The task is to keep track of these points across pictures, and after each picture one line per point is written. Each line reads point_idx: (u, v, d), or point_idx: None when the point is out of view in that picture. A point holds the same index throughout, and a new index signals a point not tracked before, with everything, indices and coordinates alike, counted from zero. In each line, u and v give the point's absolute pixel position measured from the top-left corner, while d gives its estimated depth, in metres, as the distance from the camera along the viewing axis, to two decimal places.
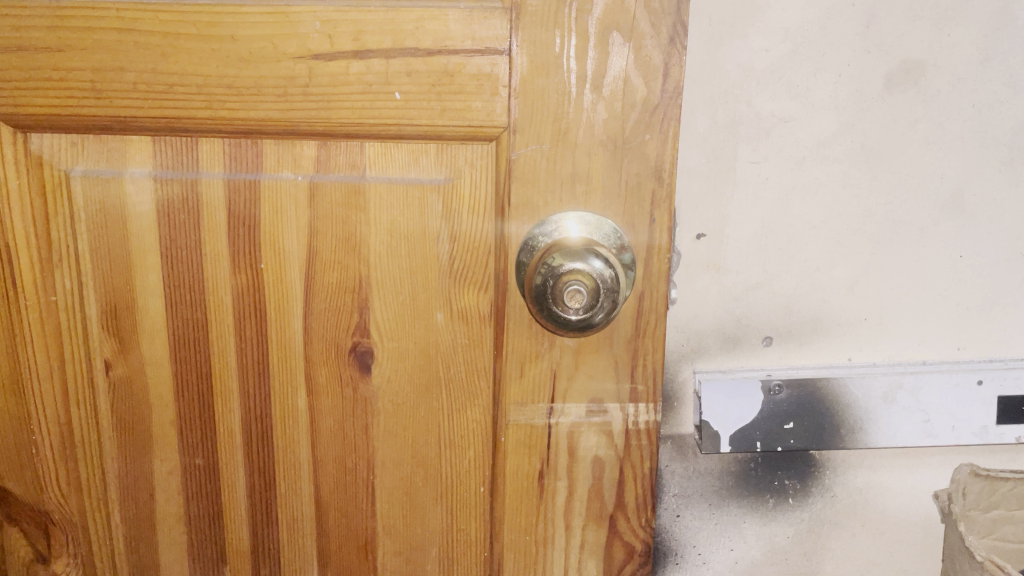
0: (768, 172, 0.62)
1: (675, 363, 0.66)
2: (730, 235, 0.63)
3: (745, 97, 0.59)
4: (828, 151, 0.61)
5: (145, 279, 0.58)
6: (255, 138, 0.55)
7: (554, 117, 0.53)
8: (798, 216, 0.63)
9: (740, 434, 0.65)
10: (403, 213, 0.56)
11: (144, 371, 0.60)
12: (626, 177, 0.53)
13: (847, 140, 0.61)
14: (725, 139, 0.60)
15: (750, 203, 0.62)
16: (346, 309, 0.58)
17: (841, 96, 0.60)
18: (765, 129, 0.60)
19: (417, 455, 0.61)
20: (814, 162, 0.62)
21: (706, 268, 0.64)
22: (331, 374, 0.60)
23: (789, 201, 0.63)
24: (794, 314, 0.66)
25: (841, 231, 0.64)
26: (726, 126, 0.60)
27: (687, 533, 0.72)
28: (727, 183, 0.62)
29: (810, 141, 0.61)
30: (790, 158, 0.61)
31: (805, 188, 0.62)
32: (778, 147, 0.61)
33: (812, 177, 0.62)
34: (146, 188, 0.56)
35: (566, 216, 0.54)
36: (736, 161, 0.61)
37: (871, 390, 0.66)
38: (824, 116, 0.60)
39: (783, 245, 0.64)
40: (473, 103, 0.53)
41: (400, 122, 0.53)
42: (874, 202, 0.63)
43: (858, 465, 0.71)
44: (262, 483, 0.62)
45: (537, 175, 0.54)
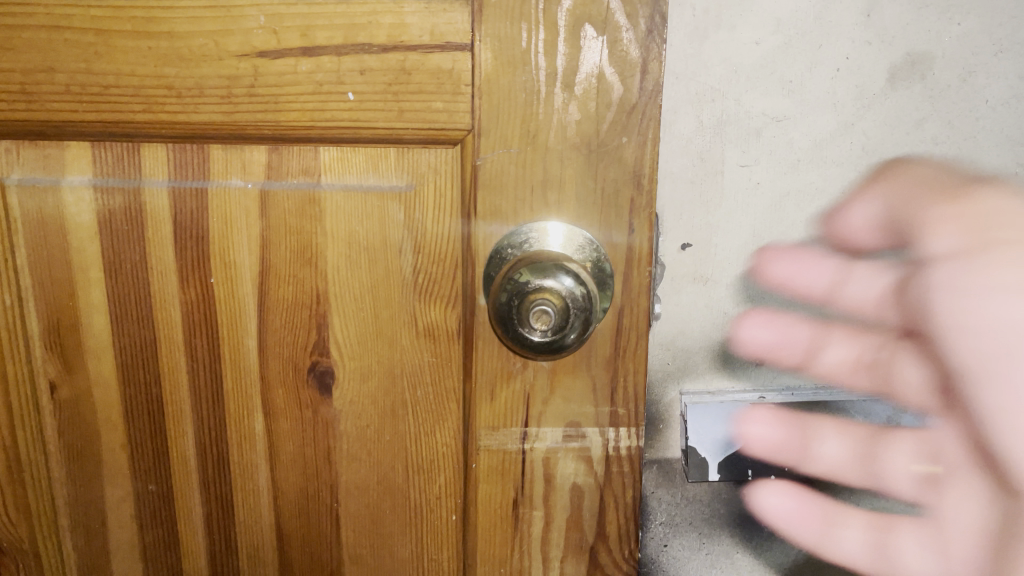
0: (760, 175, 0.57)
1: (663, 382, 0.64)
2: (719, 244, 0.59)
3: (733, 95, 0.55)
4: (827, 152, 0.57)
5: (89, 294, 0.54)
6: (199, 143, 0.51)
7: (522, 119, 0.48)
8: (792, 221, 0.59)
9: (729, 460, 0.63)
10: (363, 222, 0.52)
11: (91, 392, 0.56)
12: (602, 184, 0.49)
13: (847, 141, 0.57)
14: (713, 140, 0.56)
15: (740, 210, 0.58)
16: (303, 326, 0.54)
17: (840, 92, 0.55)
18: (755, 129, 0.56)
19: (383, 481, 0.57)
20: (810, 165, 0.57)
21: (695, 279, 0.60)
22: (290, 396, 0.55)
23: (783, 207, 0.59)
24: (790, 329, 0.61)
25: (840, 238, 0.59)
26: (713, 125, 0.55)
27: (676, 562, 0.70)
28: (715, 186, 0.57)
29: (806, 141, 0.57)
30: (783, 161, 0.57)
31: (800, 194, 0.58)
32: (770, 150, 0.57)
33: (808, 181, 0.58)
34: (85, 198, 0.52)
35: (541, 227, 0.50)
36: (725, 164, 0.57)
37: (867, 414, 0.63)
38: (822, 115, 0.56)
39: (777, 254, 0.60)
40: (434, 104, 0.48)
41: (355, 124, 0.49)
42: (876, 209, 0.59)
43: (861, 491, 0.66)
44: (220, 510, 0.58)
45: (504, 182, 0.49)
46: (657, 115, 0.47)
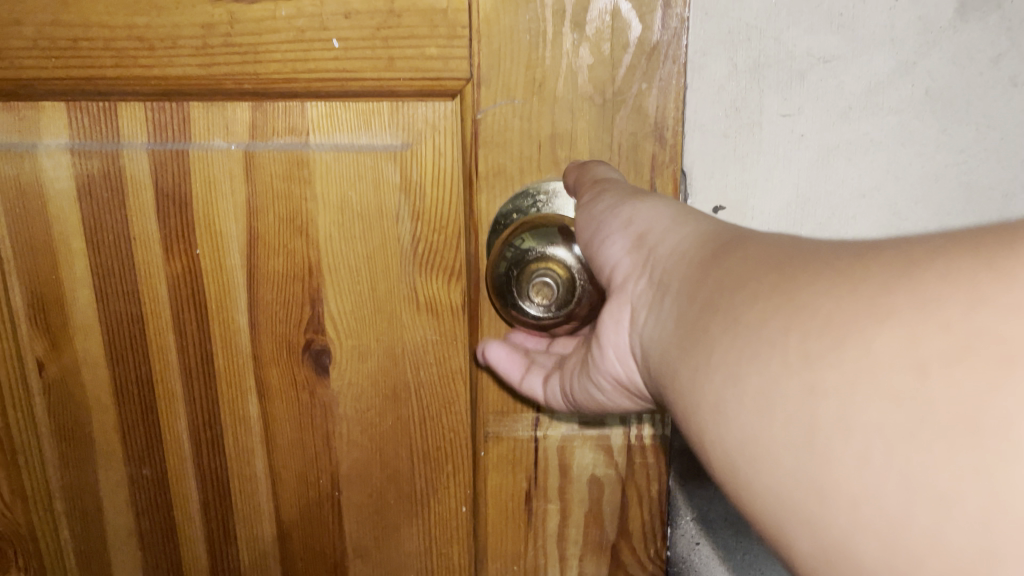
0: (805, 127, 0.41)
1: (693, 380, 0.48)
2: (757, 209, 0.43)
3: (774, 31, 0.40)
4: (882, 98, 0.41)
5: (71, 267, 0.51)
6: (178, 100, 0.46)
7: (527, 64, 0.42)
8: (840, 181, 0.42)
9: None
10: (355, 186, 0.47)
11: (80, 371, 0.53)
12: (619, 138, 0.43)
13: (907, 84, 0.41)
14: (747, 89, 0.41)
15: (780, 168, 0.42)
16: (296, 301, 0.49)
17: (900, 26, 0.40)
18: (797, 72, 0.40)
19: (388, 468, 0.52)
20: (863, 113, 0.41)
21: None
22: (284, 377, 0.51)
23: (831, 166, 0.42)
24: None
25: (901, 200, 0.43)
26: (748, 71, 0.40)
27: None
28: (751, 143, 0.42)
29: (859, 85, 0.41)
30: (831, 108, 0.41)
31: (852, 148, 0.42)
32: (817, 94, 0.41)
33: (862, 132, 0.42)
34: (62, 162, 0.49)
35: (551, 189, 0.44)
36: (762, 114, 0.41)
37: None
38: (877, 53, 0.40)
39: (824, 218, 0.43)
40: (428, 50, 0.43)
41: (342, 76, 0.44)
42: (942, 163, 0.42)
43: None
44: (217, 497, 0.54)
45: (508, 138, 0.43)
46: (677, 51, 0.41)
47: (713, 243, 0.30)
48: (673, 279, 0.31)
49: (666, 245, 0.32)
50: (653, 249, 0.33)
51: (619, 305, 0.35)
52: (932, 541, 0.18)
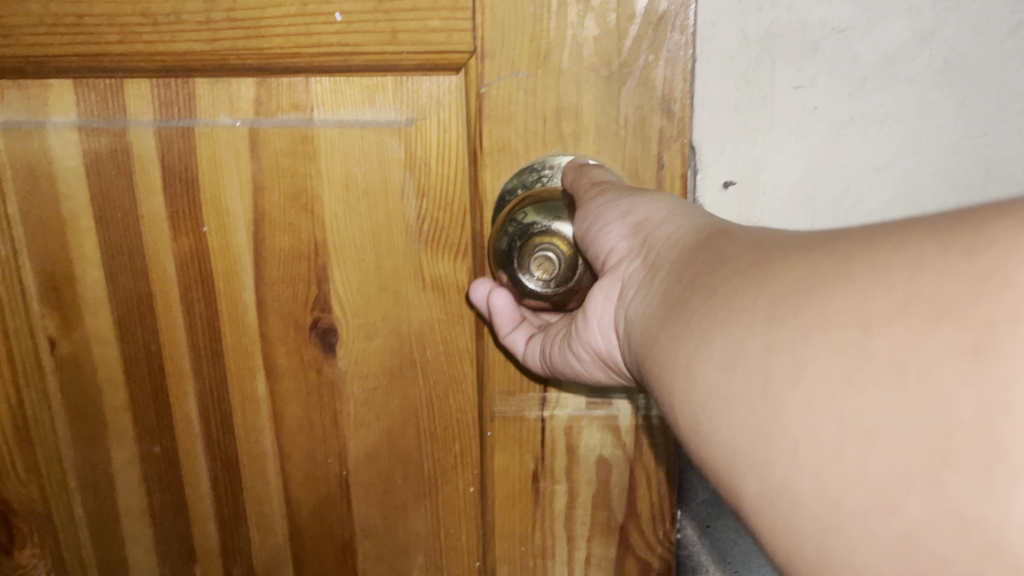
0: (817, 98, 0.40)
1: None
2: (769, 183, 0.41)
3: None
4: (899, 69, 0.39)
5: (81, 245, 0.51)
6: (183, 76, 0.46)
7: (531, 37, 0.41)
8: (854, 155, 0.40)
9: None
10: (360, 162, 0.46)
11: (91, 349, 0.53)
12: (626, 112, 0.42)
13: (925, 53, 0.38)
14: (758, 59, 0.39)
15: (791, 142, 0.40)
16: (303, 279, 0.49)
17: None
18: (809, 42, 0.39)
19: (395, 448, 0.52)
20: (879, 84, 0.39)
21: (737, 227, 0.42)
22: (292, 355, 0.51)
23: (845, 139, 0.40)
24: None
25: (917, 176, 0.41)
26: (759, 41, 0.39)
27: None
28: (762, 115, 0.40)
29: (875, 55, 0.39)
30: (844, 79, 0.39)
31: (867, 121, 0.40)
32: (831, 65, 0.39)
33: (877, 105, 0.39)
34: (70, 140, 0.49)
35: (556, 164, 0.43)
36: (774, 86, 0.39)
37: None
38: (894, 20, 0.38)
39: (837, 194, 0.41)
40: (431, 22, 0.42)
41: (345, 50, 0.43)
42: (961, 136, 0.40)
43: None
44: (227, 475, 0.55)
45: (512, 112, 0.43)
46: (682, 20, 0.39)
47: (708, 231, 0.31)
48: (667, 261, 0.32)
49: (662, 232, 0.33)
50: (648, 235, 0.34)
51: (609, 282, 0.35)
52: (856, 475, 0.19)
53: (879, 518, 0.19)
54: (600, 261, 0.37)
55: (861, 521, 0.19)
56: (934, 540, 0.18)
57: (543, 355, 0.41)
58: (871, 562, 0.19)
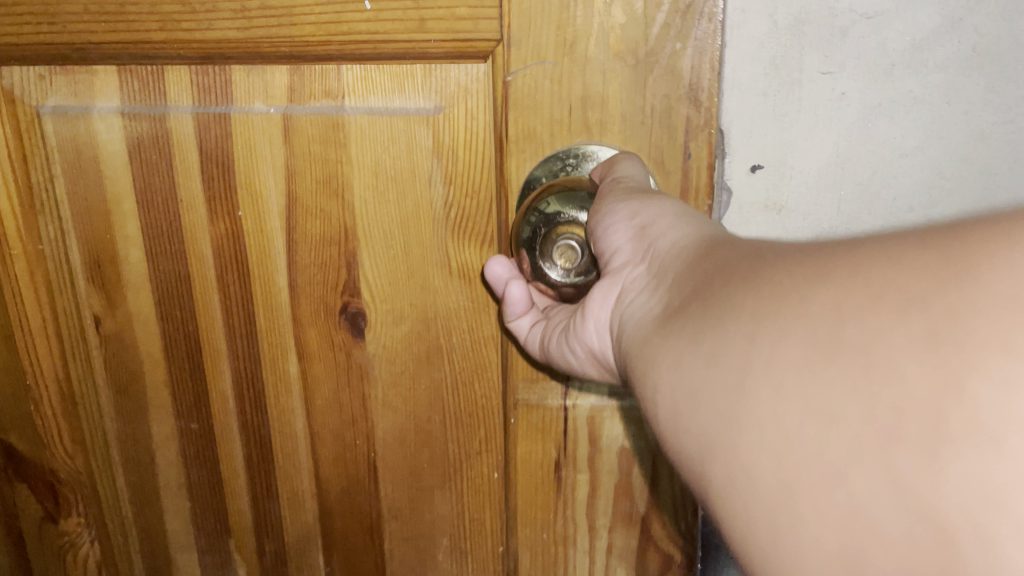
0: (846, 83, 0.38)
1: None
2: (796, 168, 0.40)
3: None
4: (926, 55, 0.38)
5: (124, 227, 0.53)
6: (220, 63, 0.47)
7: (557, 26, 0.41)
8: (880, 139, 0.39)
9: None
10: (389, 149, 0.47)
11: (133, 327, 0.55)
12: (651, 102, 0.41)
13: (956, 38, 0.37)
14: (786, 45, 0.38)
15: (818, 128, 0.39)
16: (333, 263, 0.50)
17: None
18: (838, 27, 0.38)
19: (421, 431, 0.52)
20: (910, 69, 0.38)
21: (765, 208, 0.41)
22: (322, 338, 0.52)
23: (872, 125, 0.39)
24: None
25: (946, 162, 0.39)
26: (788, 27, 0.38)
27: None
28: (790, 101, 0.39)
29: (905, 39, 0.37)
30: (874, 64, 0.38)
31: (896, 105, 0.39)
32: (859, 50, 0.38)
33: (905, 90, 0.38)
34: (114, 125, 0.50)
35: (581, 152, 0.43)
36: (802, 71, 0.38)
37: None
38: (925, 4, 0.37)
39: (863, 178, 0.40)
40: (458, 11, 0.42)
41: (375, 38, 0.44)
42: (993, 120, 0.38)
43: None
44: (260, 453, 0.56)
45: (537, 102, 0.42)
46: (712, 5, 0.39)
47: (712, 243, 0.31)
48: (669, 269, 0.32)
49: (667, 239, 0.33)
50: (653, 242, 0.33)
51: (610, 282, 0.36)
52: (811, 457, 0.21)
53: (827, 494, 0.20)
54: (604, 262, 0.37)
55: (814, 497, 0.21)
56: (877, 514, 0.19)
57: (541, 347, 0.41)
58: (819, 532, 0.21)
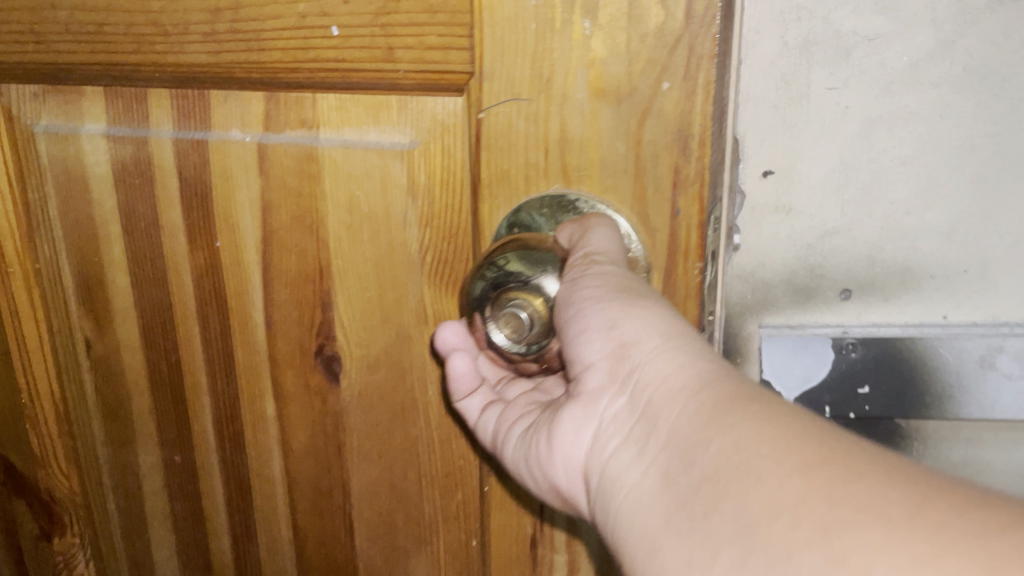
0: (850, 99, 0.51)
1: (740, 315, 0.58)
2: (803, 172, 0.53)
3: (822, 12, 0.49)
4: (922, 74, 0.49)
5: (111, 251, 0.51)
6: (198, 87, 0.45)
7: (532, 59, 0.36)
8: (881, 149, 0.51)
9: (807, 399, 0.56)
10: (363, 184, 0.43)
11: (121, 353, 0.54)
12: (636, 149, 0.36)
13: (947, 59, 0.49)
14: (797, 63, 0.50)
15: (826, 136, 0.52)
16: (308, 303, 0.47)
17: (939, 7, 0.48)
18: (843, 49, 0.50)
19: (395, 489, 0.48)
20: (904, 88, 0.50)
21: (775, 210, 0.54)
22: (298, 381, 0.49)
23: (872, 134, 0.51)
24: (880, 266, 0.54)
25: (936, 167, 0.51)
26: (798, 46, 0.50)
27: None
28: (800, 112, 0.52)
29: (901, 62, 0.49)
30: (875, 83, 0.50)
31: (892, 118, 0.51)
32: (861, 70, 0.50)
33: (903, 105, 0.50)
34: (100, 147, 0.49)
35: (557, 201, 0.38)
36: (810, 88, 0.51)
37: (964, 353, 0.54)
38: (917, 32, 0.49)
39: (864, 183, 0.52)
40: (428, 39, 0.38)
41: (343, 67, 0.40)
42: (978, 132, 0.50)
43: (954, 437, 0.58)
44: (239, 492, 0.53)
45: (512, 142, 0.38)
46: (706, 35, 0.33)
47: (707, 386, 0.28)
48: (658, 412, 0.29)
49: (653, 371, 0.30)
50: (638, 371, 0.31)
51: (591, 410, 0.33)
52: None
53: None
54: (577, 376, 0.34)
55: None
56: None
57: (501, 443, 0.39)
58: None
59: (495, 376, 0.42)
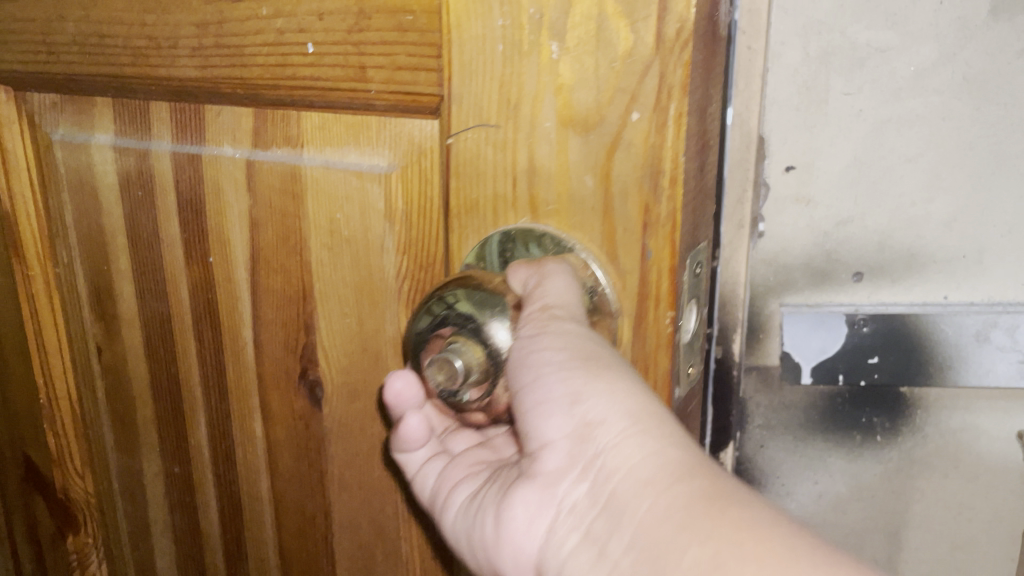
0: (863, 103, 0.58)
1: (761, 298, 0.64)
2: (821, 167, 0.60)
3: (839, 26, 0.57)
4: (927, 82, 0.57)
5: (118, 260, 0.51)
6: (193, 102, 0.44)
7: (500, 84, 0.34)
8: (891, 148, 0.59)
9: (823, 368, 0.63)
10: (343, 207, 0.41)
11: (127, 361, 0.54)
12: (605, 184, 0.32)
13: (947, 71, 0.57)
14: (817, 70, 0.58)
15: (842, 136, 0.59)
16: (293, 325, 0.45)
17: (942, 24, 0.56)
18: (860, 59, 0.57)
19: (375, 522, 0.46)
20: (911, 94, 0.58)
21: (795, 201, 0.61)
22: (284, 404, 0.47)
23: (883, 133, 0.59)
24: (887, 252, 0.62)
25: (938, 164, 0.59)
26: (819, 56, 0.58)
27: (771, 463, 0.69)
28: (819, 115, 0.59)
29: (908, 71, 0.57)
30: (885, 89, 0.58)
31: (901, 120, 0.58)
32: (874, 78, 0.57)
33: (909, 109, 0.58)
34: (108, 157, 0.49)
35: (524, 237, 0.35)
36: (829, 92, 0.58)
37: (963, 328, 0.61)
38: (923, 45, 0.57)
39: (875, 178, 0.60)
40: (399, 59, 0.36)
41: (320, 85, 0.38)
42: (976, 134, 0.58)
43: (952, 405, 0.65)
44: (231, 509, 0.53)
45: (481, 170, 0.35)
46: (678, 62, 0.30)
47: (676, 481, 0.28)
48: (626, 507, 0.29)
49: (620, 458, 0.30)
50: (605, 455, 0.30)
51: (549, 490, 0.32)
52: None
53: None
54: (534, 452, 0.33)
55: None
56: None
57: (441, 507, 0.38)
58: None
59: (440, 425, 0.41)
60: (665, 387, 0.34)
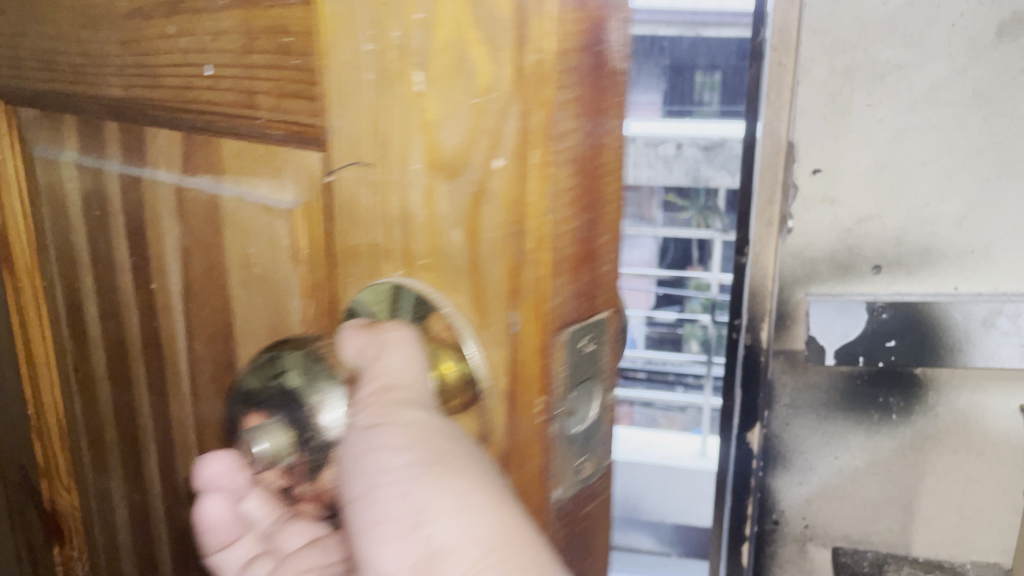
0: (881, 112, 0.78)
1: (791, 286, 0.84)
2: (842, 169, 0.80)
3: (861, 46, 0.76)
4: (941, 95, 0.77)
5: (85, 278, 0.51)
6: (135, 121, 0.42)
7: (371, 120, 0.29)
8: (914, 158, 0.79)
9: (844, 350, 0.84)
10: (258, 243, 0.38)
11: (95, 380, 0.53)
12: (471, 241, 0.27)
13: (958, 85, 0.76)
14: (841, 84, 0.78)
15: (865, 139, 0.79)
16: (220, 364, 0.42)
17: (954, 43, 0.75)
18: (879, 74, 0.77)
19: None
20: (925, 105, 0.77)
21: (821, 200, 0.82)
22: (217, 444, 0.45)
23: (901, 139, 0.79)
24: (904, 245, 0.82)
25: (950, 169, 0.79)
26: (844, 70, 0.77)
27: (796, 437, 0.91)
28: (843, 123, 0.79)
29: (923, 85, 0.77)
30: (903, 100, 0.77)
31: (916, 128, 0.78)
32: (892, 90, 0.77)
33: (924, 118, 0.78)
34: (73, 173, 0.48)
35: (401, 297, 0.30)
36: (852, 103, 0.78)
37: (971, 315, 0.81)
38: (936, 60, 0.76)
39: (893, 180, 0.80)
40: (286, 85, 0.32)
41: (224, 110, 0.35)
42: (983, 141, 0.77)
43: (959, 386, 0.85)
44: (181, 541, 0.51)
45: (359, 215, 0.31)
46: (539, 102, 0.25)
47: None
48: None
49: None
50: None
51: None
52: None
53: None
54: None
55: None
56: None
57: None
58: None
59: (267, 518, 0.40)
60: (536, 487, 0.29)
